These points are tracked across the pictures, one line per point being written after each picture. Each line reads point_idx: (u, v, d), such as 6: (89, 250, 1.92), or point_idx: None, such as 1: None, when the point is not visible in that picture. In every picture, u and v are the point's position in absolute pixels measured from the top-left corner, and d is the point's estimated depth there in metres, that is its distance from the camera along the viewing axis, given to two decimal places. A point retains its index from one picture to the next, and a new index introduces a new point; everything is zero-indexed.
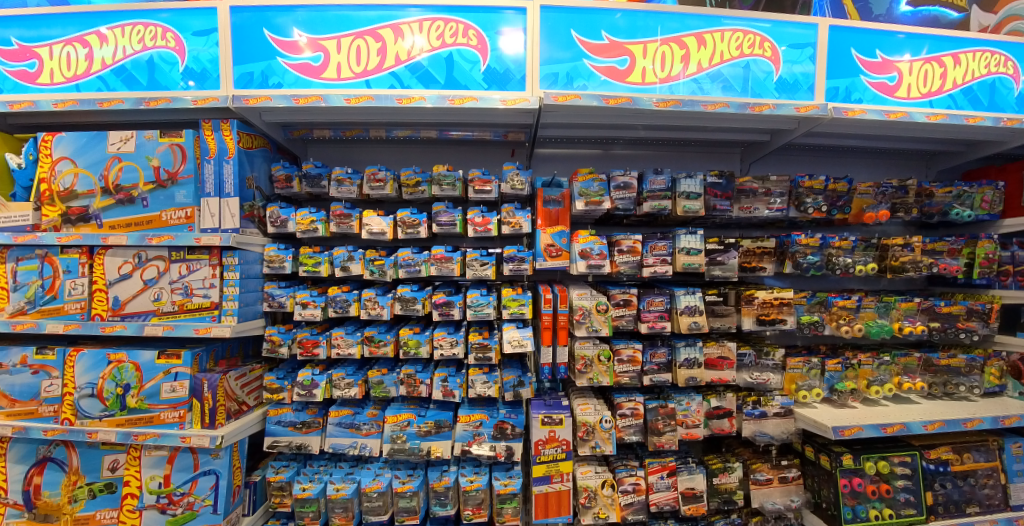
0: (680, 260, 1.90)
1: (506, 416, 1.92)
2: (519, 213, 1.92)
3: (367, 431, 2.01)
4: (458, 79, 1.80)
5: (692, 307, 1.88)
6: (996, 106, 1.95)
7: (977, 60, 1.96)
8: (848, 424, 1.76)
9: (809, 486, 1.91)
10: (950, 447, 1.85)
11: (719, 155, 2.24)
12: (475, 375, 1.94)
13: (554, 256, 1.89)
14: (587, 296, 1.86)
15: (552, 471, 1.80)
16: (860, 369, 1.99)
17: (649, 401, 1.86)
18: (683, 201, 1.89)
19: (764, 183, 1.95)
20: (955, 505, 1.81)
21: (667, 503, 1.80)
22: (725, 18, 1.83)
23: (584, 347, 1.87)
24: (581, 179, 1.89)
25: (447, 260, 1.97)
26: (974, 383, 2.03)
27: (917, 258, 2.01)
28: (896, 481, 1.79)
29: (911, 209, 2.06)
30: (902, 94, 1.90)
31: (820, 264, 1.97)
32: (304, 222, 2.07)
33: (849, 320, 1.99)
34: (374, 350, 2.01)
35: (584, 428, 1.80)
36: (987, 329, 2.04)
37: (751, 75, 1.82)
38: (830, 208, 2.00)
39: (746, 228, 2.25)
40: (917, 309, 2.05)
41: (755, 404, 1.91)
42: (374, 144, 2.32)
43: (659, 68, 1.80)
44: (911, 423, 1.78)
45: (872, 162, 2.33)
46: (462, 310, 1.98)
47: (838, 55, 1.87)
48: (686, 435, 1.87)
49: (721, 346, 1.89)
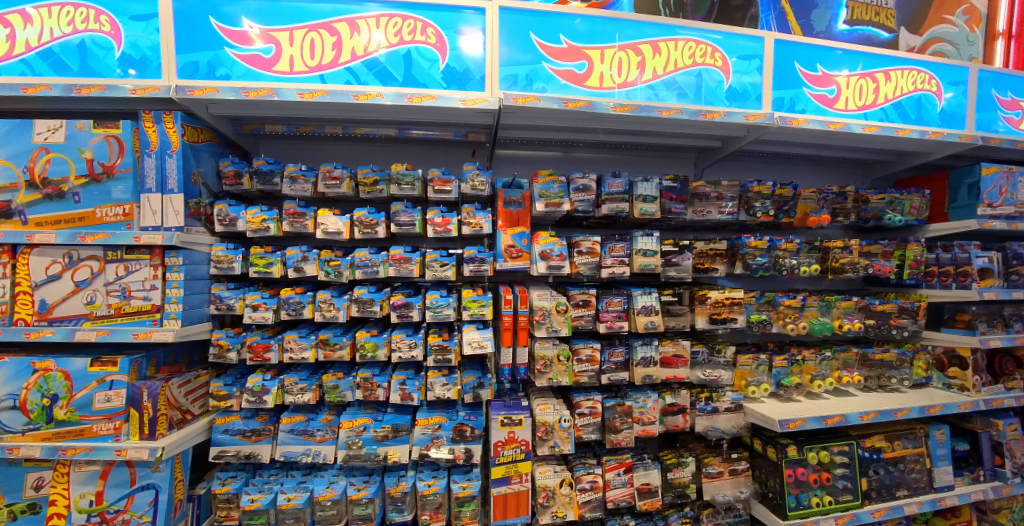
0: (638, 261, 1.94)
1: (465, 418, 1.90)
2: (480, 213, 1.93)
3: (321, 437, 1.95)
4: (416, 77, 1.76)
5: (649, 307, 1.92)
6: (922, 120, 2.09)
7: (905, 78, 2.11)
8: (792, 417, 1.85)
9: (757, 477, 1.97)
10: (883, 436, 1.98)
11: (675, 160, 2.31)
12: (434, 378, 1.91)
13: (514, 257, 1.90)
14: (547, 296, 1.88)
15: (511, 472, 1.79)
16: (805, 365, 2.09)
17: (607, 399, 1.88)
18: (640, 204, 1.93)
19: (716, 187, 2.02)
20: (886, 490, 1.94)
21: (624, 499, 1.82)
22: (678, 28, 1.89)
23: (544, 347, 1.89)
24: (541, 181, 1.91)
25: (406, 261, 1.95)
26: (904, 375, 2.19)
27: (855, 260, 2.14)
28: (835, 469, 1.89)
29: (849, 214, 2.20)
30: (841, 107, 2.01)
31: (768, 265, 2.06)
32: (255, 220, 1.98)
33: (795, 319, 2.08)
34: (329, 354, 1.96)
35: (544, 428, 1.81)
36: (916, 325, 2.20)
37: (703, 83, 1.87)
38: (778, 212, 2.10)
39: (701, 231, 2.32)
40: (856, 307, 2.17)
41: (708, 400, 1.96)
42: (330, 142, 2.24)
43: (616, 74, 1.83)
44: (850, 414, 1.89)
45: (814, 169, 2.47)
46: (421, 312, 1.96)
47: (783, 68, 1.96)
48: (642, 432, 1.89)
49: (676, 345, 1.94)
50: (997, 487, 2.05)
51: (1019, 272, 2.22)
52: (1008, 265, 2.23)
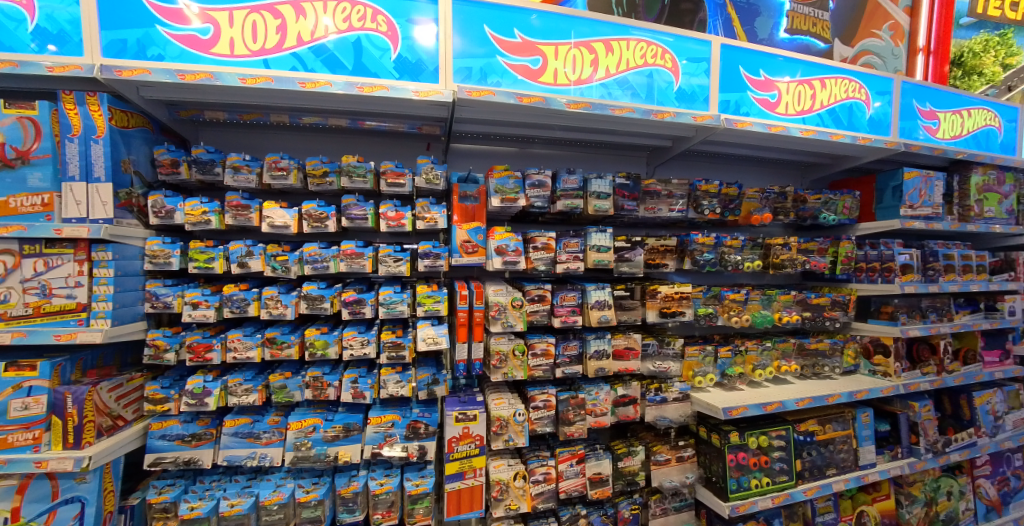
0: (592, 257, 1.97)
1: (419, 415, 1.88)
2: (434, 208, 1.91)
3: (267, 439, 1.87)
4: (367, 66, 1.71)
5: (602, 302, 1.96)
6: (853, 126, 2.24)
7: (839, 86, 2.24)
8: (735, 405, 1.94)
9: (702, 463, 2.05)
10: (815, 420, 2.12)
11: (628, 158, 2.37)
12: (387, 375, 1.88)
13: (469, 253, 1.89)
14: (502, 292, 1.89)
15: (465, 467, 1.80)
16: (747, 355, 2.21)
17: (561, 392, 1.91)
18: (594, 201, 1.96)
19: (666, 186, 2.08)
20: (818, 469, 2.08)
21: (576, 489, 1.85)
22: (630, 27, 1.92)
23: (499, 343, 1.89)
24: (496, 176, 1.90)
25: (358, 256, 1.90)
26: (836, 363, 2.35)
27: (793, 256, 2.27)
28: (773, 452, 2.00)
29: (789, 213, 2.33)
30: (782, 111, 2.12)
31: (715, 261, 2.15)
32: (194, 213, 1.85)
33: (739, 312, 2.18)
34: (276, 353, 1.88)
35: (498, 423, 1.82)
36: (846, 317, 2.37)
37: (654, 84, 1.92)
38: (724, 210, 2.20)
39: (652, 227, 2.39)
40: (793, 300, 2.31)
41: (657, 390, 2.03)
42: (277, 131, 2.14)
43: (569, 71, 1.84)
44: (787, 400, 2.00)
45: (757, 170, 2.61)
46: (374, 308, 1.92)
47: (729, 71, 2.04)
48: (595, 424, 1.93)
49: (627, 338, 1.99)
50: (913, 463, 2.24)
51: (935, 267, 2.42)
52: (926, 261, 2.43)
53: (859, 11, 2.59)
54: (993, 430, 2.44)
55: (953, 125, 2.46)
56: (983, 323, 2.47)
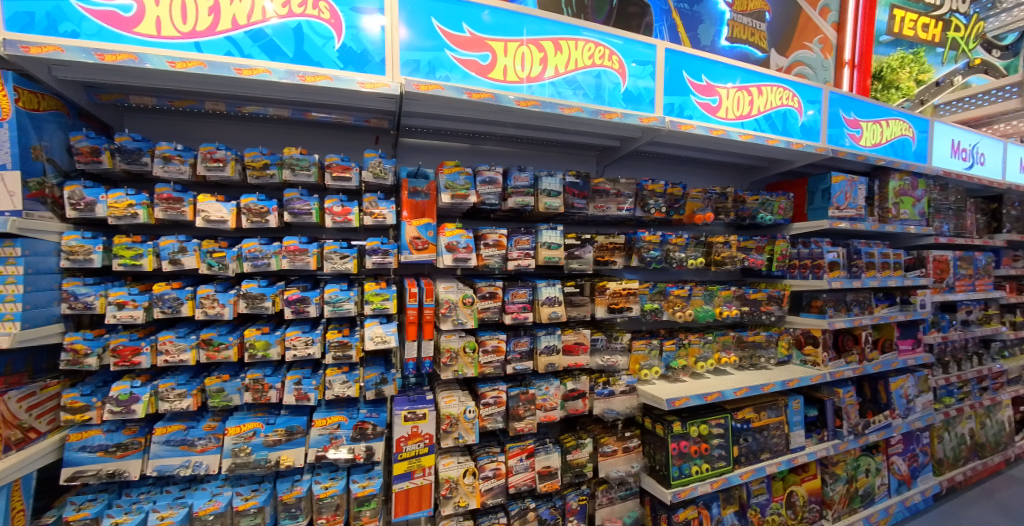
0: (543, 254, 2.00)
1: (366, 415, 1.85)
2: (382, 204, 1.86)
3: (202, 446, 1.76)
4: (309, 54, 1.64)
5: (552, 299, 1.99)
6: (787, 131, 2.38)
7: (774, 93, 2.37)
8: (678, 396, 2.02)
9: (647, 452, 2.14)
10: (751, 408, 2.25)
11: (579, 157, 2.42)
12: (333, 376, 1.82)
13: (420, 249, 1.87)
14: (453, 289, 1.89)
15: (414, 467, 1.78)
16: (690, 348, 2.31)
17: (512, 388, 1.93)
18: (544, 198, 1.98)
19: (615, 185, 2.14)
20: (753, 454, 2.21)
21: (525, 483, 1.88)
22: (579, 27, 1.95)
23: (450, 340, 1.88)
24: (447, 172, 1.88)
25: (302, 253, 1.83)
26: (771, 354, 2.51)
27: (733, 253, 2.40)
28: (713, 440, 2.10)
29: (729, 212, 2.46)
30: (723, 115, 2.22)
31: (660, 258, 2.23)
32: (118, 206, 1.71)
33: (682, 307, 2.27)
34: (213, 355, 1.78)
35: (448, 421, 1.81)
36: (781, 311, 2.52)
37: (602, 84, 1.97)
38: (669, 209, 2.29)
39: (602, 225, 2.45)
40: (734, 296, 2.42)
41: (605, 384, 2.09)
42: (213, 120, 2.02)
43: (519, 68, 1.85)
44: (725, 390, 2.09)
45: (700, 171, 2.74)
46: (319, 307, 1.85)
47: (673, 75, 2.12)
48: (544, 418, 1.96)
49: (577, 333, 2.03)
50: (837, 444, 2.43)
51: (858, 265, 2.63)
52: (851, 259, 2.63)
53: (789, 27, 2.83)
54: (906, 411, 2.68)
55: (874, 134, 2.67)
56: (899, 315, 2.69)
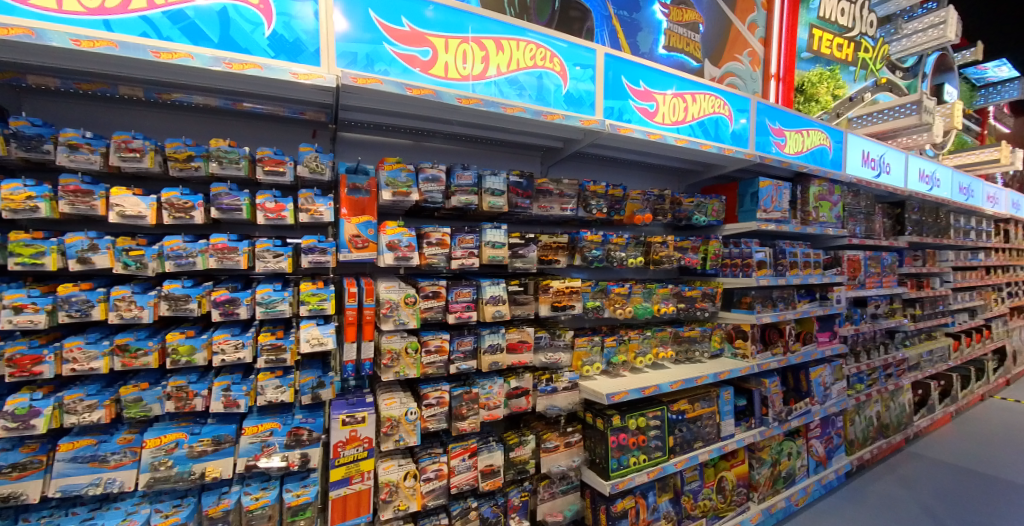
0: (487, 253, 2.00)
1: (301, 421, 1.78)
2: (319, 200, 1.78)
3: (116, 461, 1.62)
4: (236, 40, 1.54)
5: (496, 297, 1.99)
6: (718, 137, 2.52)
7: (707, 101, 2.51)
8: (618, 390, 2.08)
9: (588, 446, 2.20)
10: (686, 400, 2.37)
11: (523, 156, 2.45)
12: (265, 380, 1.73)
13: (360, 248, 1.82)
14: (395, 288, 1.84)
15: (352, 472, 1.73)
16: (630, 343, 2.40)
17: (455, 388, 1.92)
18: (488, 197, 1.98)
19: (558, 185, 2.18)
20: (687, 443, 2.33)
21: (467, 483, 1.87)
22: (521, 28, 1.96)
23: (391, 341, 1.84)
24: (387, 168, 1.84)
25: (231, 252, 1.73)
26: (705, 348, 2.65)
27: (670, 253, 2.51)
28: (650, 431, 2.20)
29: (667, 214, 2.57)
30: (660, 120, 2.32)
31: (602, 257, 2.29)
32: (14, 198, 1.53)
33: (622, 304, 2.35)
34: (129, 363, 1.63)
35: (389, 423, 1.77)
36: (714, 307, 2.67)
37: (543, 85, 2.00)
38: (610, 210, 2.36)
39: (546, 225, 2.49)
40: (671, 293, 2.54)
41: (548, 381, 2.13)
42: (128, 106, 1.85)
43: (460, 65, 1.83)
44: (662, 383, 2.19)
45: (640, 173, 2.85)
46: (251, 309, 1.75)
47: (612, 80, 2.19)
48: (488, 417, 1.97)
49: (521, 331, 2.06)
50: (763, 431, 2.61)
51: (783, 263, 2.84)
52: (777, 258, 2.83)
53: (721, 40, 3.06)
54: (823, 398, 2.93)
55: (796, 142, 2.89)
56: (818, 310, 2.93)
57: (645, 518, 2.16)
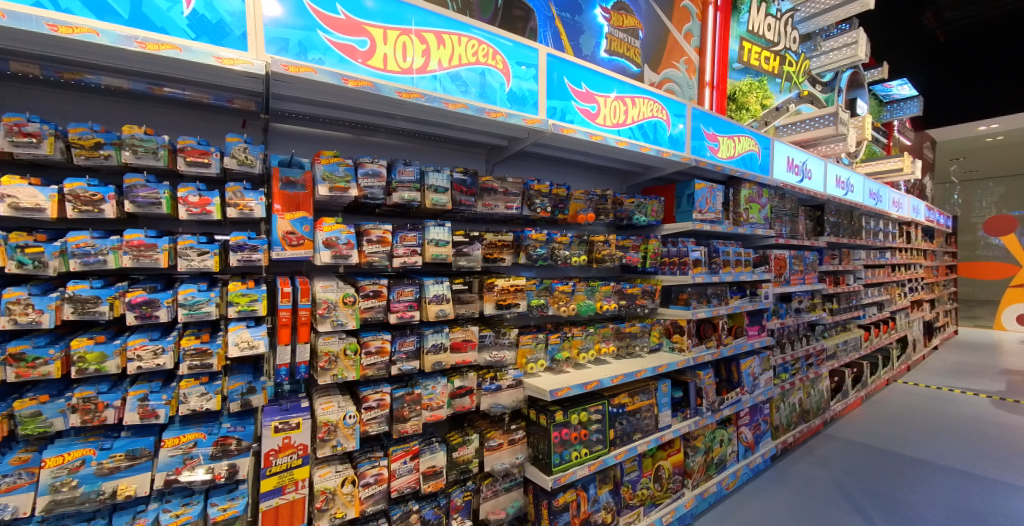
0: (430, 251, 1.97)
1: (229, 430, 1.66)
2: (249, 195, 1.67)
3: (8, 485, 1.43)
4: (149, 17, 1.39)
5: (440, 296, 1.97)
6: (657, 140, 2.62)
7: (646, 105, 2.61)
8: (560, 386, 2.12)
9: (531, 443, 2.23)
10: (626, 394, 2.45)
11: (468, 153, 2.44)
12: (187, 388, 1.60)
13: (294, 245, 1.72)
14: (333, 288, 1.76)
15: (284, 481, 1.63)
16: (573, 340, 2.45)
17: (396, 389, 1.87)
18: (431, 194, 1.95)
19: (503, 184, 2.18)
20: (626, 435, 2.41)
21: (408, 486, 1.84)
22: (463, 23, 1.94)
23: (329, 343, 1.75)
24: (324, 162, 1.75)
25: (149, 249, 1.57)
26: (644, 343, 2.76)
27: (612, 251, 2.58)
28: (591, 425, 2.25)
29: (609, 213, 2.65)
30: (601, 121, 2.38)
31: (546, 255, 2.32)
32: None
33: (566, 302, 2.39)
34: (24, 373, 1.45)
35: (326, 428, 1.70)
36: (653, 304, 2.79)
37: (486, 83, 1.99)
38: (554, 208, 2.40)
39: (492, 223, 2.49)
40: (613, 291, 2.62)
41: (492, 379, 2.12)
42: (17, 83, 1.62)
43: (400, 57, 1.78)
44: (603, 378, 2.25)
45: (584, 173, 2.92)
46: (172, 311, 1.61)
47: (555, 81, 2.22)
48: (431, 418, 1.94)
49: (465, 330, 2.04)
50: (697, 420, 2.76)
51: (717, 262, 3.01)
52: (711, 257, 3.00)
53: (660, 47, 3.20)
54: (751, 387, 3.14)
55: (728, 147, 3.07)
56: (747, 305, 3.13)
57: (586, 510, 2.22)
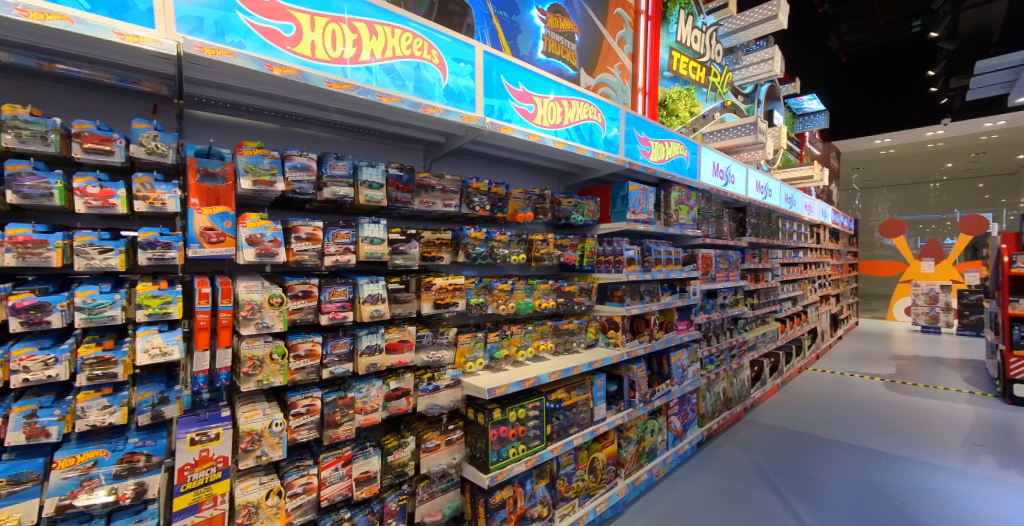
0: (364, 249, 1.89)
1: (137, 445, 1.51)
2: (160, 187, 1.52)
3: None
4: None
5: (375, 296, 1.90)
6: (593, 142, 2.71)
7: (583, 107, 2.68)
8: (498, 384, 2.12)
9: (469, 442, 2.22)
10: (563, 389, 2.51)
11: (404, 149, 2.40)
12: (86, 401, 1.42)
13: (213, 242, 1.59)
14: (257, 288, 1.64)
15: (201, 497, 1.51)
16: (512, 338, 2.47)
17: (327, 394, 1.79)
18: (365, 190, 1.88)
19: (440, 181, 2.16)
20: (563, 430, 2.47)
21: (340, 493, 1.77)
22: (398, 15, 1.88)
23: (252, 347, 1.63)
24: (247, 153, 1.63)
25: (39, 247, 1.38)
26: (581, 339, 2.84)
27: (550, 250, 2.63)
28: (529, 422, 2.29)
29: (547, 213, 2.69)
30: (538, 121, 2.41)
31: (485, 254, 2.32)
32: None
33: (505, 300, 2.40)
34: None
35: (249, 438, 1.58)
36: (590, 301, 2.87)
37: (421, 77, 1.95)
38: (493, 207, 2.41)
39: (430, 221, 2.45)
40: (551, 288, 2.67)
41: (430, 379, 2.09)
42: None
43: (329, 46, 1.69)
44: (540, 375, 2.28)
45: (524, 173, 2.96)
46: (67, 316, 1.43)
47: (492, 79, 2.22)
48: (364, 422, 1.87)
49: (401, 330, 1.99)
50: (630, 412, 2.89)
51: (649, 260, 3.16)
52: (644, 255, 3.14)
53: (595, 51, 3.31)
54: (681, 378, 3.33)
55: (660, 151, 3.23)
56: (677, 301, 3.32)
57: (523, 505, 2.24)
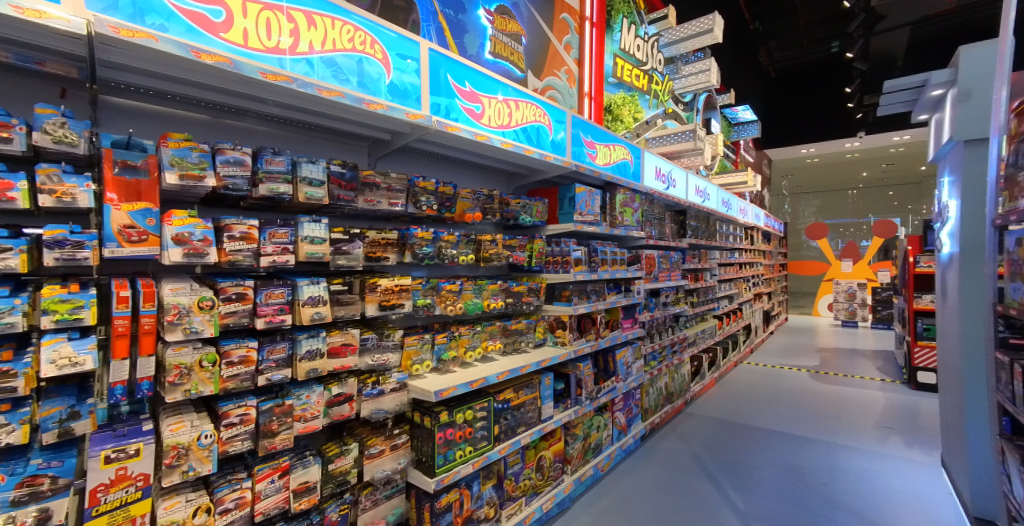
0: (304, 249, 1.81)
1: (40, 467, 1.35)
2: (71, 180, 1.37)
3: None
4: None
5: (316, 298, 1.82)
6: (540, 144, 2.75)
7: (530, 109, 2.72)
8: (445, 386, 2.10)
9: (415, 446, 2.19)
10: (511, 389, 2.53)
11: (347, 146, 2.32)
12: None
13: (134, 241, 1.46)
14: (185, 291, 1.52)
15: (117, 520, 1.37)
16: (460, 339, 2.46)
17: (263, 402, 1.69)
18: (304, 188, 1.80)
19: (385, 179, 2.11)
20: (511, 430, 2.49)
21: (275, 506, 1.68)
22: (339, 7, 1.82)
23: (179, 355, 1.51)
24: (172, 145, 1.51)
25: None
26: (530, 339, 2.87)
27: (499, 251, 2.65)
28: (476, 423, 2.28)
29: (496, 213, 2.70)
30: (485, 122, 2.42)
31: (432, 254, 2.30)
32: None
33: (453, 301, 2.39)
34: None
35: (174, 453, 1.47)
36: (538, 301, 2.91)
37: (364, 72, 1.89)
38: (441, 207, 2.38)
39: (375, 220, 2.38)
40: (499, 289, 2.68)
41: (374, 383, 2.04)
42: None
43: (264, 34, 1.60)
44: (488, 376, 2.29)
45: (472, 173, 2.96)
46: None
47: (438, 77, 2.20)
48: (303, 430, 1.79)
49: (344, 334, 1.93)
50: (577, 409, 2.95)
51: (596, 261, 3.25)
52: (591, 256, 3.22)
53: (542, 55, 3.38)
54: (625, 375, 3.45)
55: (605, 155, 3.33)
56: (622, 300, 3.44)
57: (469, 507, 2.24)
